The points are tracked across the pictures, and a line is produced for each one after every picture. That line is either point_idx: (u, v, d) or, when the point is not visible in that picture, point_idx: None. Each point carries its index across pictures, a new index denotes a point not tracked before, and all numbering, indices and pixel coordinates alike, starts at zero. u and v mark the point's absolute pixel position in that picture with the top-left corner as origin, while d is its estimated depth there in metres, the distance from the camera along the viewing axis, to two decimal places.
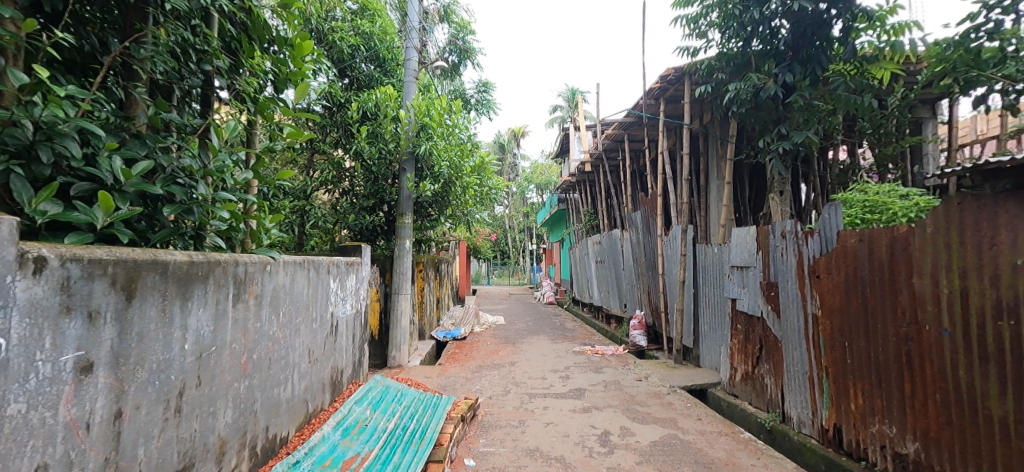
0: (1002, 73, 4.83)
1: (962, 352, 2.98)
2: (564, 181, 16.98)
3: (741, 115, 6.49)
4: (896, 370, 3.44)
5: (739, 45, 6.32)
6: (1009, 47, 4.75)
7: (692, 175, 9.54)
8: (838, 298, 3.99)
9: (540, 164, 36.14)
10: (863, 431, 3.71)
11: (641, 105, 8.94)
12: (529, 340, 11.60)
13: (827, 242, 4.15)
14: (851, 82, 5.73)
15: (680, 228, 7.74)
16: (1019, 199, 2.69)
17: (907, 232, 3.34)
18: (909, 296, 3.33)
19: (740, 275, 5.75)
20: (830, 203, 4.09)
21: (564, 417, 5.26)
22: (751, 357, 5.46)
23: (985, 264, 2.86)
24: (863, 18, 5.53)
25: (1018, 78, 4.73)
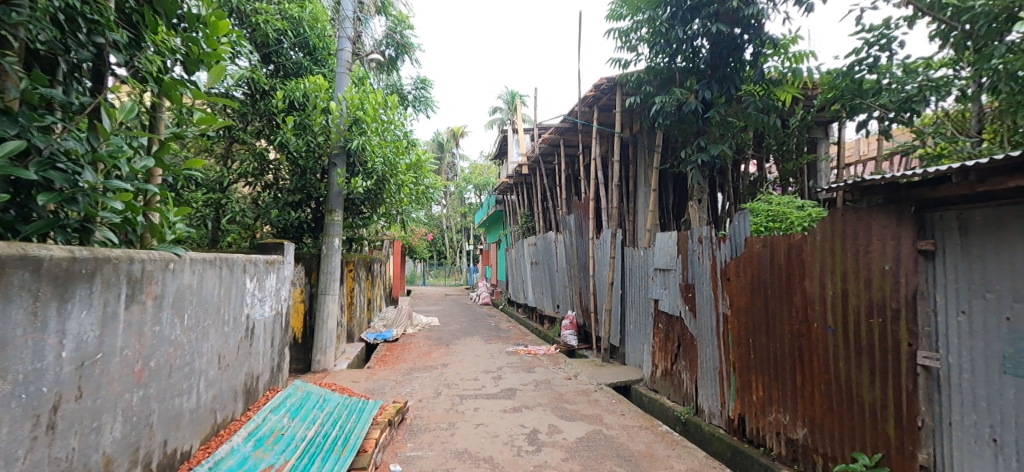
0: (879, 103, 5.51)
1: (842, 346, 3.36)
2: (501, 182, 17.11)
3: (666, 126, 6.90)
4: (790, 364, 3.82)
5: (665, 61, 6.70)
6: (884, 81, 5.58)
7: (622, 181, 10.00)
8: (744, 299, 4.37)
9: (479, 165, 36.19)
10: (762, 420, 4.09)
11: (575, 112, 9.22)
12: (462, 341, 11.53)
13: (737, 248, 4.52)
14: (760, 102, 6.35)
15: (610, 232, 8.08)
16: (887, 212, 3.07)
17: (801, 239, 3.73)
18: (802, 297, 3.72)
19: (662, 277, 6.10)
20: (739, 212, 4.46)
21: (494, 417, 5.29)
22: (670, 354, 5.81)
23: (861, 269, 3.24)
24: (770, 44, 6.13)
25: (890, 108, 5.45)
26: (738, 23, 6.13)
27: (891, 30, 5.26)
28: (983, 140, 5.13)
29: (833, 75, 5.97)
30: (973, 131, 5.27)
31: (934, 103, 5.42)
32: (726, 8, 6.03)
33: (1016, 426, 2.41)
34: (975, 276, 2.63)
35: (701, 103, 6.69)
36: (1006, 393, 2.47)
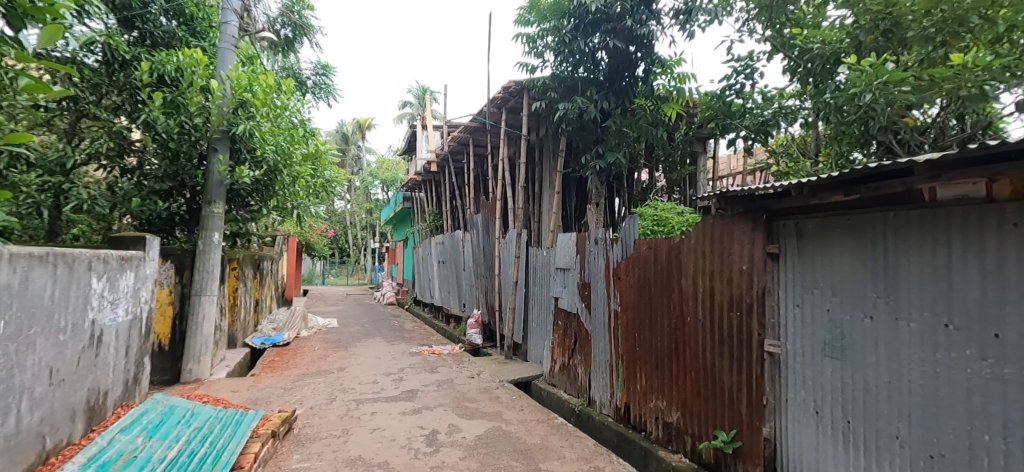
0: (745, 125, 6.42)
1: (709, 337, 3.80)
2: (409, 179, 16.68)
3: (568, 133, 7.22)
4: (668, 354, 4.23)
5: (568, 70, 7.00)
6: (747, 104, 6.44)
7: (528, 183, 10.29)
8: (632, 296, 4.75)
9: (386, 160, 34.86)
10: (644, 407, 4.48)
11: (484, 112, 9.29)
12: (363, 343, 11.03)
13: (627, 249, 4.88)
14: (650, 116, 6.85)
15: (516, 232, 8.27)
16: (745, 219, 3.53)
17: (679, 242, 4.16)
18: (679, 294, 4.13)
19: (563, 276, 6.39)
20: (629, 215, 4.81)
21: (392, 420, 5.13)
22: (567, 349, 6.10)
23: (725, 269, 3.69)
24: (659, 64, 6.73)
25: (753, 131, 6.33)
26: (632, 41, 6.64)
27: (752, 61, 6.06)
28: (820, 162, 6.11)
29: (710, 97, 6.77)
30: (812, 154, 6.27)
31: (785, 127, 6.36)
32: (623, 26, 6.50)
33: (832, 399, 2.90)
34: (806, 275, 3.12)
35: (600, 113, 7.11)
36: (826, 372, 2.96)
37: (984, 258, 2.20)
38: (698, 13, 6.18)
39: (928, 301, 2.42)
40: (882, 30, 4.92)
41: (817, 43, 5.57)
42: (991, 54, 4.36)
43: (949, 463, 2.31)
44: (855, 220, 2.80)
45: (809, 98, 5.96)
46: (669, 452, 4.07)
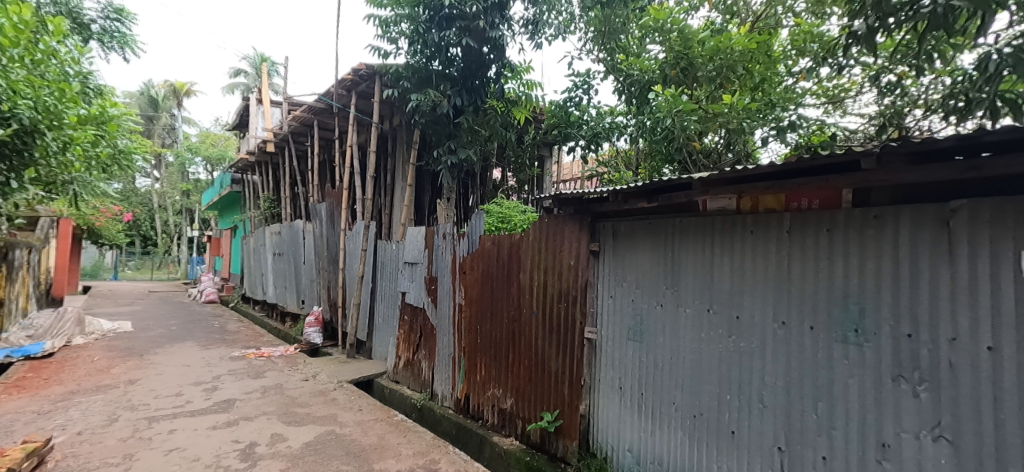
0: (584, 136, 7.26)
1: (540, 327, 4.13)
2: (239, 158, 14.50)
3: (422, 125, 7.07)
4: (505, 345, 4.47)
5: (423, 61, 6.86)
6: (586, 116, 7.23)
7: (380, 173, 9.82)
8: (475, 290, 4.89)
9: (209, 134, 29.74)
10: (482, 396, 4.67)
11: (331, 93, 8.55)
12: (167, 349, 9.26)
13: (472, 244, 5.00)
14: (500, 117, 7.18)
15: (363, 224, 7.82)
16: (575, 219, 3.92)
17: (519, 239, 4.41)
18: (517, 287, 4.40)
19: (410, 271, 6.24)
20: (476, 211, 4.91)
21: (197, 438, 4.40)
22: (412, 345, 6.01)
23: (556, 264, 4.06)
24: (509, 69, 7.07)
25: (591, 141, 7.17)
26: (486, 43, 6.82)
27: (588, 80, 6.77)
28: (640, 173, 7.11)
29: (553, 106, 7.39)
30: (634, 166, 7.27)
31: (613, 139, 7.21)
32: (476, 26, 6.63)
33: (631, 376, 3.41)
34: (618, 270, 3.61)
35: (453, 109, 7.13)
36: (628, 353, 3.46)
37: (734, 257, 2.82)
38: (545, 27, 6.66)
39: (699, 291, 3.01)
40: (682, 66, 6.01)
41: (636, 70, 6.51)
42: (751, 99, 5.81)
43: (706, 419, 2.90)
44: (654, 223, 3.34)
45: (631, 117, 6.87)
46: (502, 437, 4.32)
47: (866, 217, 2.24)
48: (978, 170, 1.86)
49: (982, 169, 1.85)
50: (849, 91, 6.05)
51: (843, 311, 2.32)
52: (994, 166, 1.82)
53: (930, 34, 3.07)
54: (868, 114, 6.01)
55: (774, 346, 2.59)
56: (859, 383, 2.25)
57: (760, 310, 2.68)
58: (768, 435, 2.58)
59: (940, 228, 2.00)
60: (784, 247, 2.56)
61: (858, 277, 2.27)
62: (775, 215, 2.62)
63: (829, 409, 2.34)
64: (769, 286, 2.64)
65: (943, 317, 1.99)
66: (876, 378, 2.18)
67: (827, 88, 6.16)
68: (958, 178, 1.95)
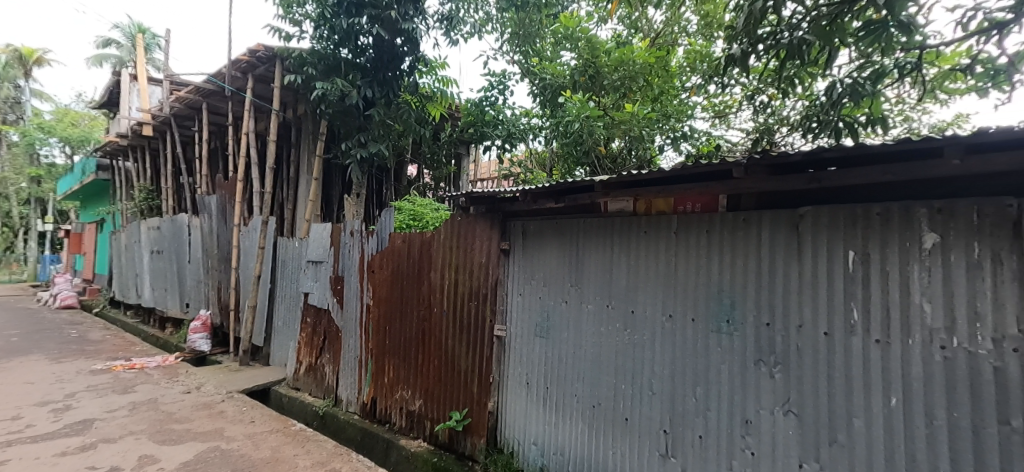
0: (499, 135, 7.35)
1: (450, 325, 4.10)
2: (107, 141, 12.55)
3: (328, 115, 6.65)
4: (414, 345, 4.38)
5: (330, 48, 6.48)
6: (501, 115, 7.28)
7: (282, 165, 9.08)
8: (384, 290, 4.72)
9: (67, 111, 25.38)
10: (390, 399, 4.52)
11: (223, 74, 7.73)
12: (5, 365, 7.75)
13: (382, 242, 4.81)
14: (414, 112, 6.97)
15: (261, 219, 7.17)
16: (486, 218, 3.95)
17: (431, 237, 4.33)
18: (428, 286, 4.32)
19: (314, 270, 5.83)
20: (386, 208, 4.73)
21: (41, 467, 3.74)
22: (314, 348, 5.64)
23: (467, 262, 4.05)
24: (423, 63, 6.89)
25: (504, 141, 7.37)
26: (399, 35, 6.57)
27: (504, 81, 6.85)
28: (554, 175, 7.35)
29: (469, 104, 7.35)
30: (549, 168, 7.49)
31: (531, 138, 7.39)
32: (388, 16, 6.35)
33: (538, 372, 3.52)
34: (527, 268, 3.70)
35: (363, 100, 6.77)
36: (535, 349, 3.55)
37: (631, 256, 3.03)
38: (461, 24, 6.59)
39: (600, 287, 3.19)
40: (590, 73, 6.35)
41: (548, 75, 6.72)
42: (649, 108, 6.28)
43: (604, 409, 3.08)
44: (560, 223, 3.48)
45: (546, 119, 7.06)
46: (410, 439, 4.22)
47: (737, 221, 2.54)
48: (822, 181, 2.20)
49: (824, 180, 2.18)
50: (731, 108, 6.79)
51: (718, 303, 2.60)
52: (832, 178, 2.15)
53: (789, 61, 3.57)
54: (748, 128, 6.78)
55: (662, 337, 2.83)
56: (729, 367, 2.52)
57: (651, 305, 2.90)
58: (656, 419, 2.81)
59: (793, 231, 2.33)
60: (673, 246, 2.81)
61: (730, 273, 2.56)
62: (666, 217, 2.87)
63: (706, 392, 2.61)
64: (660, 282, 2.87)
65: (793, 307, 2.31)
66: (742, 362, 2.47)
67: (714, 103, 6.86)
68: (807, 188, 2.28)
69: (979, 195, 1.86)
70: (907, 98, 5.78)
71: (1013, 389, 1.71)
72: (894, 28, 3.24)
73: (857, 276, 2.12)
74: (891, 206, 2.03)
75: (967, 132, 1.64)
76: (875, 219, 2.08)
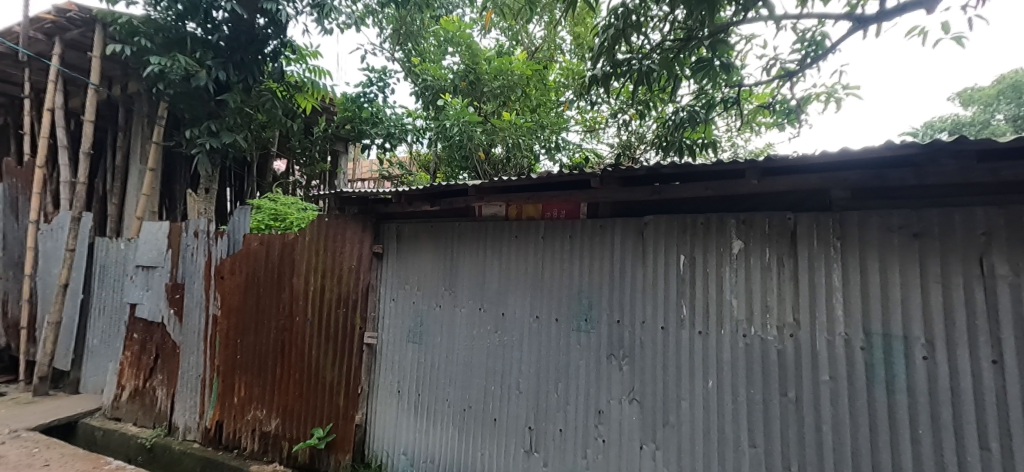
0: (381, 134, 6.69)
1: (314, 335, 3.79)
2: None
3: (169, 97, 5.69)
4: (272, 359, 3.96)
5: (172, 19, 5.56)
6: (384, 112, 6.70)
7: (104, 151, 7.54)
8: (235, 298, 4.18)
9: None
10: (240, 421, 4.02)
11: (17, 34, 6.18)
12: None
13: (234, 244, 4.24)
14: (279, 102, 6.25)
15: (70, 215, 5.84)
16: (357, 220, 3.75)
17: (293, 239, 3.95)
18: (289, 292, 3.94)
19: (144, 277, 4.91)
20: (240, 206, 4.19)
21: None
22: (142, 369, 4.76)
23: (335, 267, 3.79)
24: (291, 49, 6.22)
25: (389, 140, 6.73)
26: (258, 12, 5.68)
27: (384, 78, 6.57)
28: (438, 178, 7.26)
29: (347, 99, 6.61)
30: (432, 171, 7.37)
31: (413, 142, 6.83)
32: None
33: (408, 379, 3.43)
34: (400, 272, 3.59)
35: (216, 83, 5.78)
36: (407, 356, 3.46)
37: (502, 259, 3.13)
38: (334, 13, 6.16)
39: (473, 291, 3.23)
40: (470, 79, 6.49)
41: (429, 76, 6.59)
42: (525, 118, 6.58)
43: (474, 411, 3.11)
44: (435, 226, 3.46)
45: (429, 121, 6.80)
46: (263, 464, 3.79)
47: (595, 227, 2.79)
48: (662, 194, 2.54)
49: (663, 193, 2.52)
50: (600, 124, 7.42)
51: (578, 303, 2.81)
52: (669, 191, 2.50)
53: (640, 85, 4.04)
54: (614, 143, 7.46)
55: (530, 337, 2.96)
56: (586, 363, 2.74)
57: (520, 307, 3.02)
58: (522, 417, 2.92)
59: (640, 237, 2.63)
60: (541, 250, 2.98)
61: (589, 275, 2.78)
62: (534, 223, 3.03)
63: (566, 387, 2.79)
64: (528, 285, 3.01)
65: (639, 306, 2.60)
66: (597, 357, 2.70)
67: (585, 118, 7.41)
68: (651, 199, 2.61)
69: (770, 210, 2.33)
70: (733, 127, 6.94)
71: (789, 365, 2.17)
72: (719, 67, 3.86)
73: (686, 277, 2.48)
74: (711, 216, 2.44)
75: (764, 159, 2.04)
76: (700, 228, 2.47)
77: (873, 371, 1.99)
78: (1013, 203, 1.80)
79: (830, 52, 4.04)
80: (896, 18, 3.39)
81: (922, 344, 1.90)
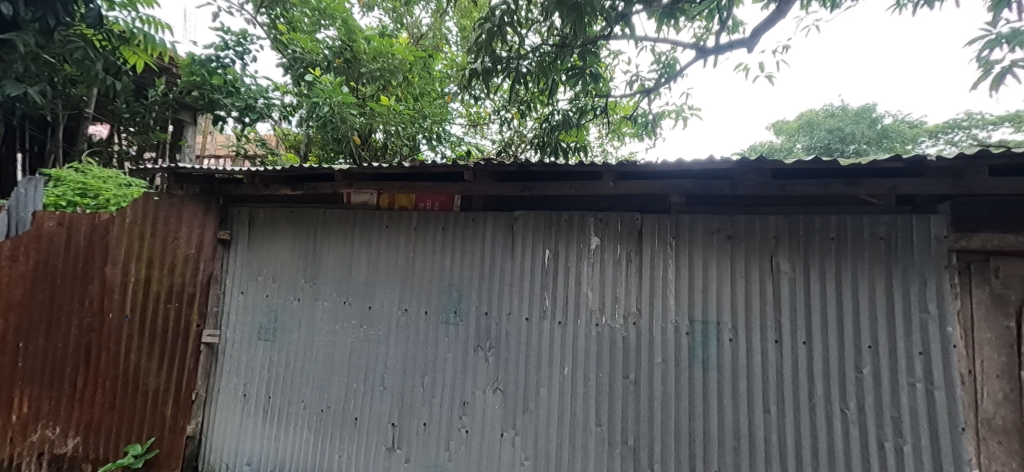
0: (236, 106, 5.27)
1: (135, 336, 3.20)
2: None
3: None
4: (72, 365, 3.24)
5: None
6: (242, 82, 5.35)
7: None
8: (19, 291, 3.32)
9: None
10: (22, 444, 3.22)
11: None
12: None
13: (19, 224, 3.36)
14: (99, 56, 4.74)
15: None
16: (197, 201, 3.24)
17: (108, 221, 3.27)
18: (100, 284, 3.26)
19: None
20: (29, 177, 3.33)
21: None
22: None
23: (166, 254, 3.23)
24: None
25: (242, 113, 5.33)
26: None
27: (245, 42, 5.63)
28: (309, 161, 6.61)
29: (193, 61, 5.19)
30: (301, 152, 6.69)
31: (285, 124, 6.08)
32: None
33: (257, 380, 3.08)
34: (251, 262, 3.20)
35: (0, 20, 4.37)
36: (257, 355, 3.10)
37: (370, 250, 2.97)
38: None
39: (336, 283, 3.02)
40: (346, 57, 6.05)
41: (297, 47, 5.86)
42: (404, 104, 6.35)
43: (332, 412, 2.91)
44: (297, 212, 3.15)
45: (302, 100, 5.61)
46: None
47: (467, 220, 2.80)
48: (531, 191, 2.65)
49: (532, 190, 2.63)
50: (484, 120, 7.49)
51: (447, 296, 2.79)
52: (538, 188, 2.62)
53: (518, 84, 4.17)
54: (496, 140, 7.57)
55: (396, 331, 2.87)
56: (453, 355, 2.74)
57: (388, 300, 2.90)
58: (384, 414, 2.82)
59: (509, 231, 2.71)
60: (411, 242, 2.89)
61: (459, 268, 2.79)
62: (405, 213, 2.93)
63: (432, 381, 2.76)
64: (396, 277, 2.91)
65: (507, 297, 2.68)
66: (464, 349, 2.72)
67: (470, 112, 7.42)
68: (521, 195, 2.70)
69: (623, 211, 2.58)
70: (602, 135, 7.55)
71: (632, 350, 2.43)
72: (588, 76, 4.17)
73: (549, 270, 2.62)
74: (573, 214, 2.60)
75: (619, 163, 2.25)
76: (563, 224, 2.62)
77: (694, 352, 2.33)
78: (794, 214, 2.27)
79: (679, 75, 4.61)
80: (727, 54, 4.01)
81: (729, 328, 2.29)
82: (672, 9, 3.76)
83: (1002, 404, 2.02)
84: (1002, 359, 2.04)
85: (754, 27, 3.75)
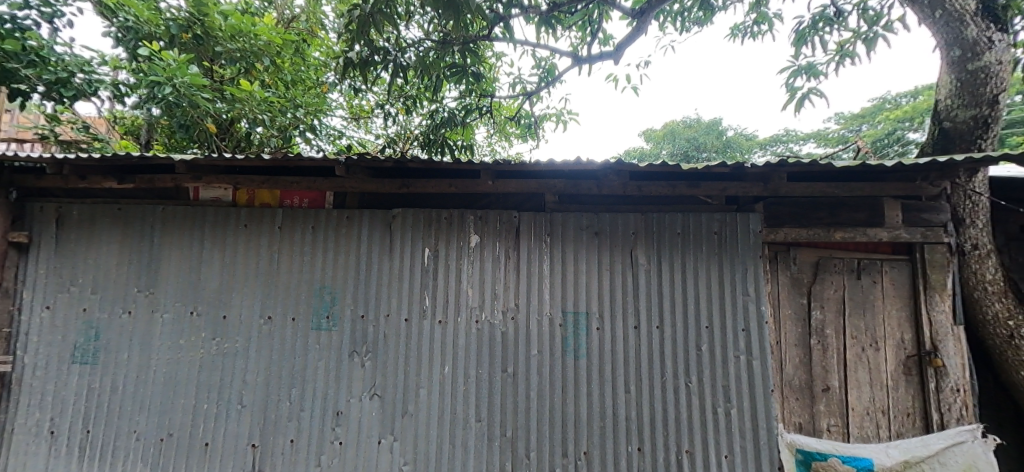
0: (43, 78, 4.00)
1: None
2: None
3: None
4: None
5: None
6: (52, 49, 4.11)
7: None
8: None
9: None
10: None
11: None
12: None
13: None
14: None
15: None
16: None
17: None
18: None
19: None
20: None
21: None
22: None
23: None
24: None
25: (55, 88, 4.09)
26: None
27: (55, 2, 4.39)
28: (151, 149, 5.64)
29: None
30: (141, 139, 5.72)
31: (117, 105, 5.11)
32: None
33: (71, 413, 2.53)
34: (61, 269, 2.62)
35: None
36: (70, 382, 2.55)
37: (224, 252, 2.63)
38: None
39: (180, 291, 2.61)
40: (195, 32, 5.08)
41: (129, 14, 4.86)
42: (272, 91, 5.74)
43: (176, 439, 2.52)
44: (126, 211, 2.66)
45: (143, 79, 4.58)
46: None
47: (340, 218, 2.62)
48: (409, 188, 2.59)
49: (409, 187, 2.57)
50: (367, 113, 7.12)
51: (318, 299, 2.59)
52: (416, 186, 2.57)
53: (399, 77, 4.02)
54: (381, 134, 7.23)
55: (257, 342, 2.58)
56: (325, 363, 2.55)
57: (246, 308, 2.60)
58: (243, 435, 2.52)
59: (386, 229, 2.60)
60: (273, 242, 2.62)
61: (331, 269, 2.60)
62: (267, 210, 2.65)
63: (301, 393, 2.54)
64: (256, 282, 2.61)
65: (384, 298, 2.57)
66: (338, 356, 2.55)
67: (351, 104, 7.00)
68: (399, 192, 2.62)
69: (501, 209, 2.64)
70: (489, 135, 7.62)
71: (509, 343, 2.49)
72: (470, 74, 4.16)
73: (429, 268, 2.57)
74: (453, 212, 2.59)
75: (496, 163, 2.29)
76: (443, 222, 2.59)
77: (566, 342, 2.47)
78: (648, 213, 2.53)
79: (557, 80, 4.86)
80: (598, 63, 4.32)
81: (596, 318, 2.48)
82: (548, 16, 3.94)
83: (799, 366, 2.49)
84: (799, 330, 2.50)
85: (620, 41, 4.09)
